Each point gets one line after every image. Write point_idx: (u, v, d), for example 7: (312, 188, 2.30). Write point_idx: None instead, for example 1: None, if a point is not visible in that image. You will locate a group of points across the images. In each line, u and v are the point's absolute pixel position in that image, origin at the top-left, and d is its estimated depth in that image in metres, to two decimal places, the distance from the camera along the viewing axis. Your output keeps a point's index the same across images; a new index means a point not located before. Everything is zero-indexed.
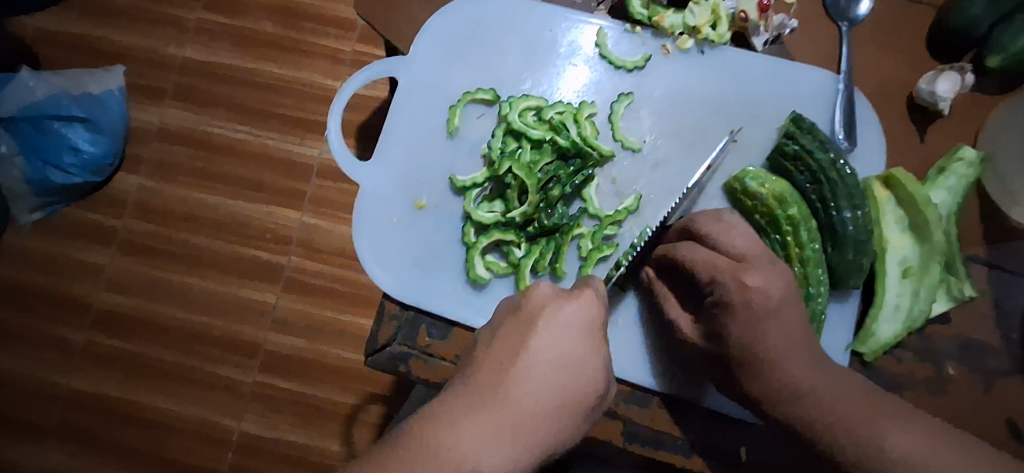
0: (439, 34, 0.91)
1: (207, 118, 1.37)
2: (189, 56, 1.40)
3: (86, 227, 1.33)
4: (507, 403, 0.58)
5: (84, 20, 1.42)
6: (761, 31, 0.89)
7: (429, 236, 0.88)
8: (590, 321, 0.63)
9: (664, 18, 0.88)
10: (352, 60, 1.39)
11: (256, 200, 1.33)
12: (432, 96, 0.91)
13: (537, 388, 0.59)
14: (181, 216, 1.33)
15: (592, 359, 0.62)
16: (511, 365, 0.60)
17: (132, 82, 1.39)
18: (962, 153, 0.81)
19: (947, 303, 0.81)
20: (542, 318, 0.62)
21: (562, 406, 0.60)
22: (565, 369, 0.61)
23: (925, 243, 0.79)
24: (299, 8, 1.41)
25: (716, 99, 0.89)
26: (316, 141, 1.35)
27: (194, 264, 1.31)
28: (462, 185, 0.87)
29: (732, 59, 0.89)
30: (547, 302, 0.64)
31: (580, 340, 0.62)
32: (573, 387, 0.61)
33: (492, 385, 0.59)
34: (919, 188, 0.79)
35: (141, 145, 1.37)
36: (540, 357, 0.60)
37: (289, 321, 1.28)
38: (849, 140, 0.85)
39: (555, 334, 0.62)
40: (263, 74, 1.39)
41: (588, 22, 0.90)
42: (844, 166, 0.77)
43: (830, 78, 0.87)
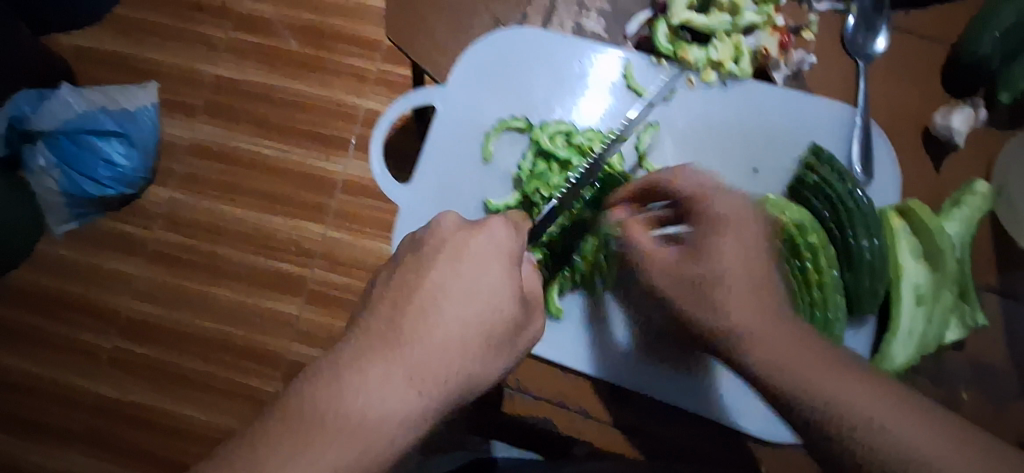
0: (479, 63, 0.94)
1: (236, 134, 1.42)
2: (220, 74, 1.46)
3: (118, 238, 1.37)
4: (411, 333, 0.59)
5: (120, 38, 1.48)
6: (781, 66, 0.91)
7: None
8: (499, 248, 0.64)
9: (688, 52, 0.90)
10: (376, 78, 1.44)
11: (282, 214, 1.37)
12: (472, 123, 0.94)
13: (444, 315, 0.60)
14: (209, 228, 1.37)
15: (500, 290, 0.62)
16: (418, 298, 0.61)
17: (164, 98, 1.44)
18: (978, 187, 0.82)
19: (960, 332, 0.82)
20: (445, 250, 0.63)
21: (469, 334, 0.60)
22: (473, 294, 0.61)
23: (938, 273, 0.80)
24: (325, 28, 1.46)
25: (737, 127, 0.92)
26: (340, 157, 1.40)
27: (220, 275, 1.35)
28: (497, 208, 0.91)
29: (749, 93, 0.92)
30: (453, 233, 0.64)
31: (487, 268, 0.62)
32: (481, 319, 0.61)
33: (396, 321, 0.60)
34: (934, 218, 0.80)
35: (171, 159, 1.41)
36: (446, 287, 0.61)
37: (310, 332, 1.31)
38: (866, 173, 0.87)
39: (459, 272, 0.62)
40: (290, 92, 1.44)
41: (607, 52, 0.93)
42: (861, 197, 0.80)
43: (846, 110, 0.89)
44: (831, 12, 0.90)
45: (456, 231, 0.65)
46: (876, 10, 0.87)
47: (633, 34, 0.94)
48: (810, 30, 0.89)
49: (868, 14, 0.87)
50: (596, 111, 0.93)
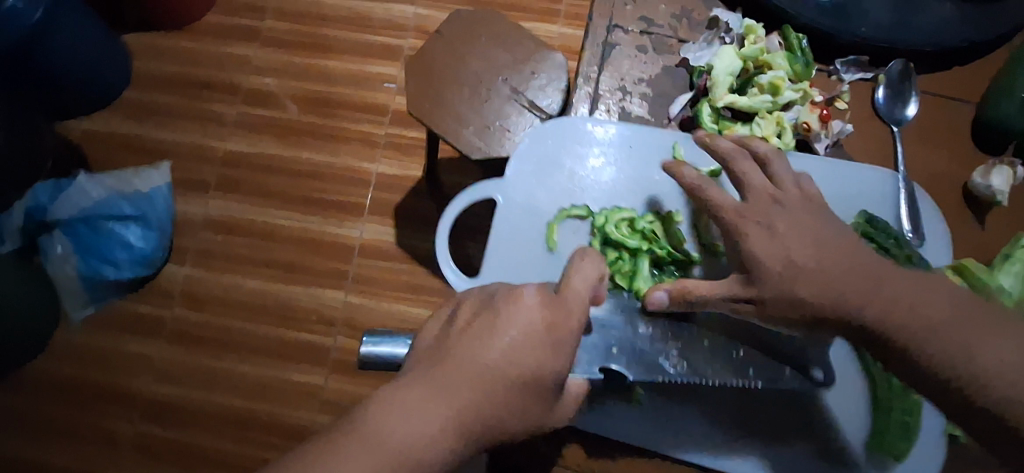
0: (537, 154, 0.90)
1: (250, 207, 1.43)
2: (231, 149, 1.48)
3: (136, 319, 1.36)
4: (469, 372, 0.58)
5: (130, 121, 1.51)
6: (822, 136, 0.90)
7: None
8: (552, 325, 0.61)
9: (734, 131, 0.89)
10: (386, 142, 1.47)
11: (301, 284, 1.37)
12: (532, 213, 0.88)
13: (492, 368, 0.58)
14: (229, 303, 1.37)
15: (551, 350, 0.60)
16: (476, 344, 0.59)
17: (178, 176, 1.45)
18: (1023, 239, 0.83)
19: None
20: (511, 313, 0.61)
21: (511, 392, 0.58)
22: (519, 362, 0.59)
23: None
24: (334, 98, 1.51)
25: None
26: (356, 222, 1.41)
27: (242, 350, 1.34)
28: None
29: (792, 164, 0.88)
30: (524, 302, 0.61)
31: (540, 338, 0.60)
32: (525, 374, 0.59)
33: (453, 358, 0.59)
34: (990, 275, 0.81)
35: (187, 236, 1.42)
36: (500, 348, 0.59)
37: (337, 402, 1.30)
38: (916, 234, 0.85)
39: (518, 326, 0.60)
40: (302, 161, 1.46)
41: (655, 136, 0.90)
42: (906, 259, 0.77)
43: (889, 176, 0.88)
44: (860, 81, 0.94)
45: (527, 299, 0.62)
46: (903, 78, 0.92)
47: (676, 113, 0.93)
48: (843, 98, 0.92)
49: (897, 83, 0.92)
50: (628, 175, 0.89)
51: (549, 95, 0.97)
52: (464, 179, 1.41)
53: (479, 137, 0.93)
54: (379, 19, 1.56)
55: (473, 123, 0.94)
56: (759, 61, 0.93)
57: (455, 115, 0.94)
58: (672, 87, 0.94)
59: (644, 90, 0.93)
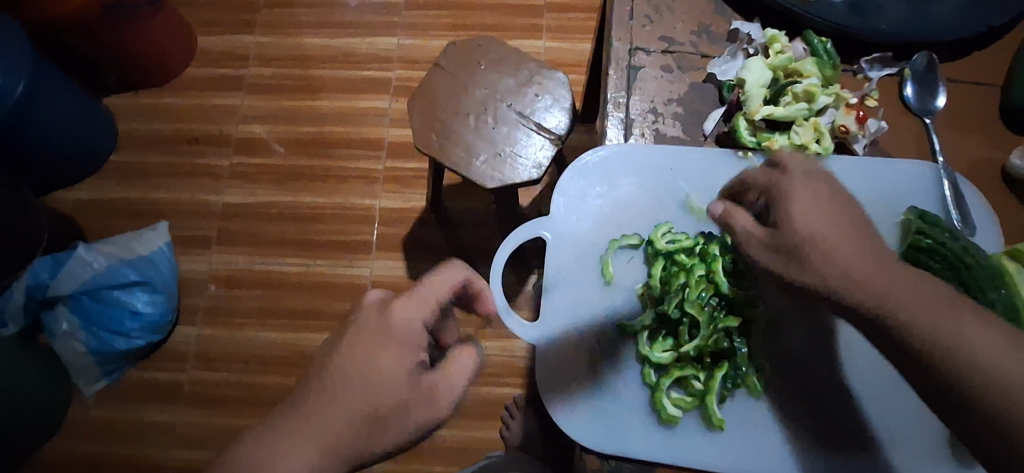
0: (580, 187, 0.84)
1: (255, 258, 1.41)
2: (228, 201, 1.46)
3: (151, 386, 1.32)
4: (327, 397, 0.53)
5: (124, 184, 1.49)
6: (860, 137, 0.82)
7: (613, 386, 0.76)
8: (403, 335, 0.56)
9: (773, 140, 0.80)
10: (385, 176, 1.45)
11: (316, 329, 1.35)
12: (584, 248, 0.82)
13: (345, 393, 0.53)
14: (244, 358, 1.34)
15: (399, 357, 0.55)
16: (328, 371, 0.54)
17: (177, 235, 1.43)
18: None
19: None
20: (360, 329, 0.56)
21: (374, 411, 0.53)
22: (373, 382, 0.53)
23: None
24: (326, 137, 1.49)
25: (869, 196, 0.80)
26: (364, 259, 1.39)
27: (263, 404, 1.31)
28: (632, 329, 0.76)
29: (844, 166, 0.81)
30: (371, 314, 0.56)
31: (392, 350, 0.55)
32: (385, 385, 0.54)
33: (310, 389, 0.54)
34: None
35: (194, 295, 1.39)
36: (350, 370, 0.54)
37: None
38: (967, 224, 0.77)
39: (360, 347, 0.55)
40: (301, 205, 1.44)
41: (701, 153, 0.83)
42: (976, 251, 0.69)
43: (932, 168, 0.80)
44: (887, 79, 0.85)
45: (367, 307, 0.57)
46: (930, 69, 0.83)
47: (711, 129, 0.84)
48: (873, 96, 0.83)
49: (924, 74, 0.83)
50: (672, 192, 0.83)
51: (555, 116, 0.95)
52: (467, 205, 1.40)
53: (491, 166, 0.92)
54: (363, 53, 1.56)
55: (483, 152, 0.93)
56: (789, 70, 0.83)
57: (463, 144, 0.94)
58: (703, 103, 0.85)
59: (676, 110, 0.84)
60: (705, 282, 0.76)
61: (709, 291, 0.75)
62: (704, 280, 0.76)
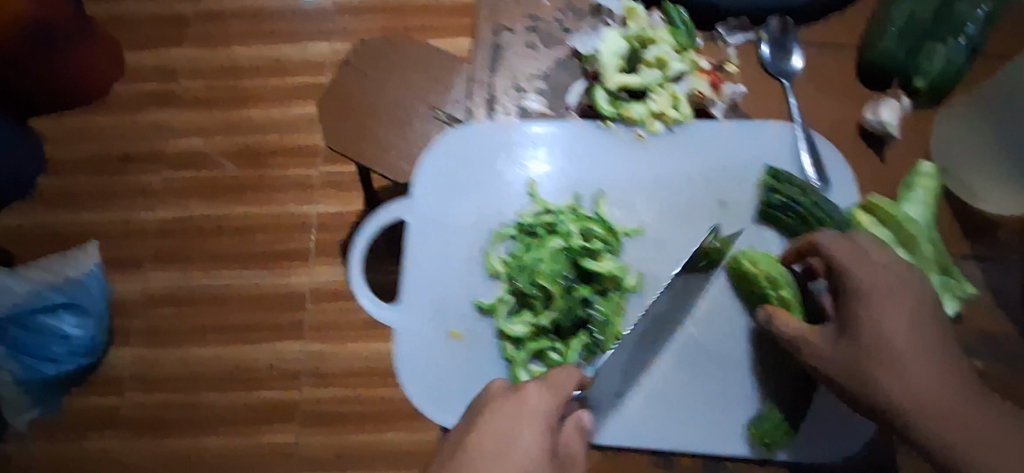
0: (439, 169, 0.82)
1: (194, 273, 1.36)
2: (163, 217, 1.41)
3: (92, 413, 1.27)
4: (467, 468, 0.55)
5: (53, 208, 1.43)
6: (716, 102, 0.82)
7: (475, 362, 0.76)
8: (534, 413, 0.58)
9: (629, 111, 0.82)
10: (321, 183, 1.42)
11: (256, 341, 1.31)
12: (444, 229, 0.80)
13: (487, 466, 0.55)
14: (186, 377, 1.29)
15: (512, 442, 0.56)
16: (465, 443, 0.58)
17: (111, 256, 1.38)
18: (922, 167, 0.71)
19: (955, 309, 0.68)
20: (490, 412, 0.59)
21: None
22: (508, 453, 0.56)
23: (915, 257, 0.69)
24: (259, 147, 1.46)
25: (722, 160, 0.80)
26: (302, 267, 1.36)
27: (208, 422, 1.26)
28: (490, 306, 0.77)
29: (699, 132, 0.81)
30: (499, 399, 0.61)
31: (526, 425, 0.57)
32: (499, 472, 0.55)
33: (452, 461, 0.57)
34: (897, 207, 0.70)
35: (131, 316, 1.34)
36: (484, 441, 0.57)
37: (313, 455, 1.23)
38: (822, 179, 0.76)
39: (488, 429, 0.58)
40: (240, 217, 1.41)
41: (563, 127, 0.82)
42: (824, 206, 0.72)
43: (786, 127, 0.80)
44: (745, 43, 0.84)
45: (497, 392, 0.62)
46: (784, 32, 0.82)
47: (574, 102, 0.84)
48: (731, 62, 0.83)
49: (778, 37, 0.82)
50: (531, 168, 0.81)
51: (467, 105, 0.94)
52: None
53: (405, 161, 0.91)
54: (293, 61, 1.53)
55: (396, 148, 0.91)
56: (643, 39, 0.83)
57: (375, 141, 0.91)
58: (567, 76, 0.85)
59: (540, 85, 0.85)
60: (562, 254, 0.76)
61: (564, 263, 0.76)
62: (561, 253, 0.76)
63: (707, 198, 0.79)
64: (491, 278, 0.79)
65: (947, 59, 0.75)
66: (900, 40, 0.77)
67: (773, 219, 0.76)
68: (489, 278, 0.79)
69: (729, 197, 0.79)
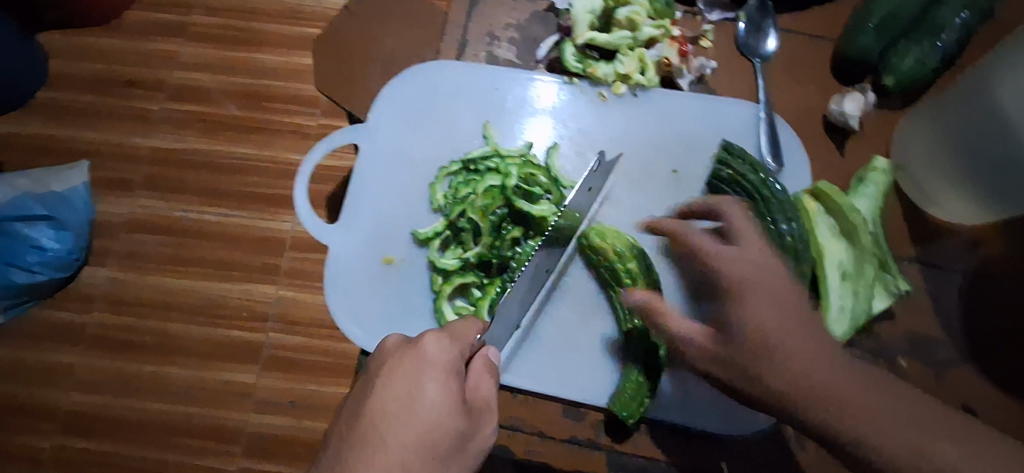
0: (399, 101, 0.80)
1: (176, 204, 1.24)
2: (155, 144, 1.28)
3: (53, 327, 1.17)
4: (379, 432, 0.54)
5: (51, 122, 1.29)
6: (683, 72, 0.83)
7: (404, 290, 0.74)
8: (439, 362, 0.58)
9: (596, 68, 0.81)
10: (318, 134, 1.28)
11: (231, 280, 1.19)
12: (398, 158, 0.78)
13: (400, 422, 0.54)
14: (156, 304, 1.18)
15: (433, 396, 0.56)
16: (371, 407, 0.55)
17: (100, 176, 1.26)
18: (876, 162, 0.77)
19: (886, 302, 0.73)
20: (392, 369, 0.58)
21: (424, 435, 0.54)
22: (422, 406, 0.55)
23: (855, 247, 0.73)
24: (263, 89, 1.31)
25: (682, 136, 0.81)
26: (289, 215, 1.23)
27: (169, 352, 1.15)
28: (425, 237, 0.74)
29: (665, 103, 0.81)
30: (396, 354, 0.59)
31: (434, 375, 0.57)
32: (428, 424, 0.54)
33: (358, 429, 0.54)
34: (844, 198, 0.73)
35: (109, 238, 1.22)
36: (394, 399, 0.55)
37: (270, 400, 1.11)
38: (776, 161, 0.79)
39: (398, 386, 0.56)
40: (236, 157, 1.27)
41: (538, 80, 0.81)
42: (773, 184, 0.72)
43: (752, 107, 0.82)
44: (723, 22, 0.86)
45: (394, 350, 0.59)
46: (763, 15, 0.85)
47: (543, 55, 0.83)
48: (708, 38, 0.85)
49: (757, 21, 0.85)
50: (494, 109, 0.80)
51: None
52: None
53: None
54: (314, 11, 1.37)
55: None
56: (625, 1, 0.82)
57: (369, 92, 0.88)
58: (541, 31, 0.85)
59: (512, 35, 0.84)
60: (497, 192, 0.74)
61: (497, 200, 0.73)
62: (496, 190, 0.74)
63: (658, 166, 0.80)
64: (435, 211, 0.77)
65: (920, 59, 0.77)
66: (878, 37, 0.79)
67: (722, 193, 0.76)
68: (432, 212, 0.77)
69: (679, 168, 0.80)
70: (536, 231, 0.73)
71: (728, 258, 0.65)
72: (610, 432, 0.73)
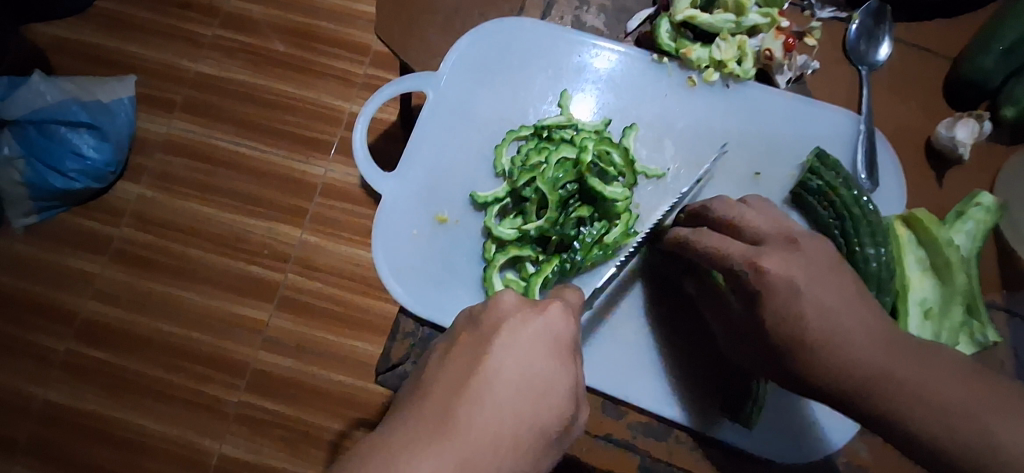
0: (479, 53, 0.72)
1: (213, 132, 1.20)
2: (201, 70, 1.23)
3: (78, 234, 1.16)
4: (469, 416, 0.40)
5: (102, 30, 1.24)
6: (784, 69, 0.70)
7: (448, 256, 0.68)
8: (558, 338, 0.45)
9: (690, 50, 0.70)
10: (364, 84, 1.22)
11: (257, 216, 1.16)
12: (466, 114, 0.71)
13: (497, 409, 0.41)
14: (181, 229, 1.16)
15: (553, 381, 0.43)
16: (466, 378, 0.42)
17: (143, 93, 1.22)
18: (980, 197, 0.63)
19: (969, 352, 0.61)
20: (502, 337, 0.44)
21: (522, 428, 0.41)
22: (528, 391, 0.42)
23: (945, 285, 0.62)
24: (317, 29, 1.24)
25: (779, 134, 0.70)
26: (323, 159, 1.19)
27: (187, 277, 1.14)
28: (484, 201, 0.68)
29: (758, 98, 0.70)
30: (510, 317, 0.45)
31: (550, 354, 0.44)
32: (534, 413, 0.42)
33: (445, 404, 0.41)
34: (943, 229, 0.62)
35: (145, 155, 1.20)
36: (499, 376, 0.42)
37: (279, 340, 1.11)
38: (872, 179, 0.66)
39: (514, 357, 0.43)
40: (278, 94, 1.21)
41: (608, 49, 0.72)
42: (868, 203, 0.60)
43: (850, 117, 0.69)
44: (832, 21, 0.72)
45: (504, 309, 0.46)
46: (877, 20, 0.70)
47: (634, 28, 0.73)
48: (813, 35, 0.70)
49: (868, 26, 0.70)
50: (578, 78, 0.71)
51: None
52: None
53: None
54: None
55: None
56: None
57: None
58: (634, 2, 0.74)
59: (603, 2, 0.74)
60: (570, 165, 0.66)
61: (570, 175, 0.65)
62: (569, 164, 0.66)
63: (739, 167, 0.69)
64: (498, 176, 0.70)
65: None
66: (1005, 61, 0.65)
67: (805, 204, 0.65)
68: (494, 177, 0.70)
69: (764, 169, 0.69)
70: (607, 218, 0.66)
71: (764, 251, 0.53)
72: (634, 445, 0.62)
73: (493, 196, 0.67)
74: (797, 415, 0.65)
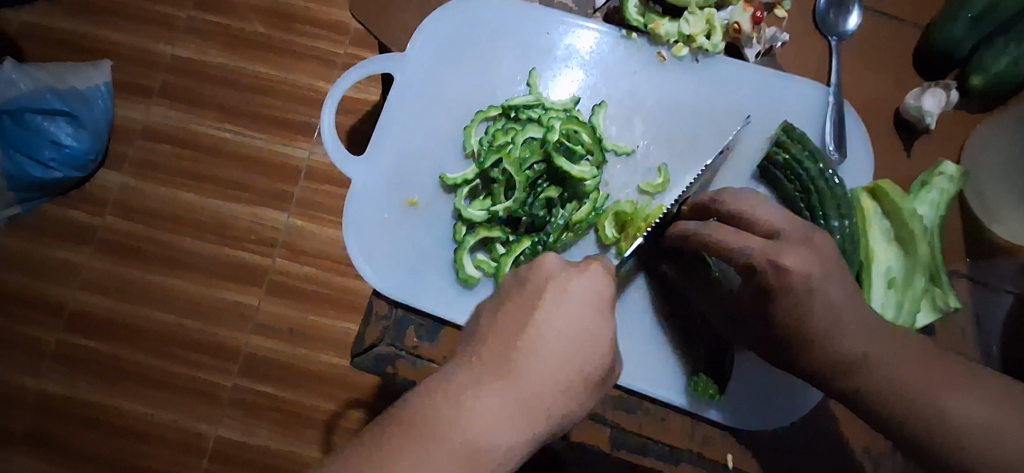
0: (447, 33, 0.71)
1: (193, 117, 1.18)
2: (177, 53, 1.20)
3: (62, 225, 1.15)
4: (517, 368, 0.43)
5: (73, 14, 1.21)
6: (753, 42, 0.70)
7: (418, 240, 0.68)
8: (605, 296, 0.45)
9: (661, 25, 0.69)
10: (345, 65, 1.20)
11: (242, 202, 1.16)
12: (435, 96, 0.71)
13: (547, 364, 0.43)
14: (165, 216, 1.16)
15: (602, 333, 0.45)
16: (516, 335, 0.44)
17: (119, 79, 1.19)
18: (943, 166, 0.64)
19: (930, 319, 0.63)
20: (549, 294, 0.45)
21: (574, 374, 0.43)
22: (576, 346, 0.44)
23: (908, 255, 0.63)
24: (294, 8, 1.20)
25: (749, 109, 0.70)
26: (306, 142, 1.17)
27: (177, 264, 1.14)
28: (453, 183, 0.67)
29: (728, 72, 0.70)
30: (555, 277, 0.45)
31: (598, 312, 0.45)
32: (582, 360, 0.44)
33: (499, 356, 0.43)
34: (907, 200, 0.63)
35: (125, 142, 1.18)
36: (552, 330, 0.44)
37: (271, 325, 1.12)
38: (840, 151, 0.67)
39: (564, 315, 0.44)
40: (257, 77, 1.19)
41: (579, 25, 0.71)
42: (833, 177, 0.61)
43: (820, 90, 0.69)
44: None
45: (549, 272, 0.46)
46: None
47: (603, 4, 0.72)
48: (783, 6, 0.69)
49: None
50: (548, 56, 0.71)
51: None
52: None
53: None
54: None
55: None
56: None
57: None
58: None
59: None
60: (537, 145, 0.66)
61: (537, 155, 0.65)
62: (536, 143, 0.67)
63: (709, 143, 0.69)
64: (467, 158, 0.69)
65: (1014, 61, 0.63)
66: (972, 29, 0.64)
67: (771, 178, 0.66)
68: (463, 159, 0.70)
69: (734, 143, 0.69)
70: (579, 198, 0.66)
71: (783, 246, 0.51)
72: (605, 418, 0.64)
73: (461, 178, 0.67)
74: (771, 382, 0.66)
